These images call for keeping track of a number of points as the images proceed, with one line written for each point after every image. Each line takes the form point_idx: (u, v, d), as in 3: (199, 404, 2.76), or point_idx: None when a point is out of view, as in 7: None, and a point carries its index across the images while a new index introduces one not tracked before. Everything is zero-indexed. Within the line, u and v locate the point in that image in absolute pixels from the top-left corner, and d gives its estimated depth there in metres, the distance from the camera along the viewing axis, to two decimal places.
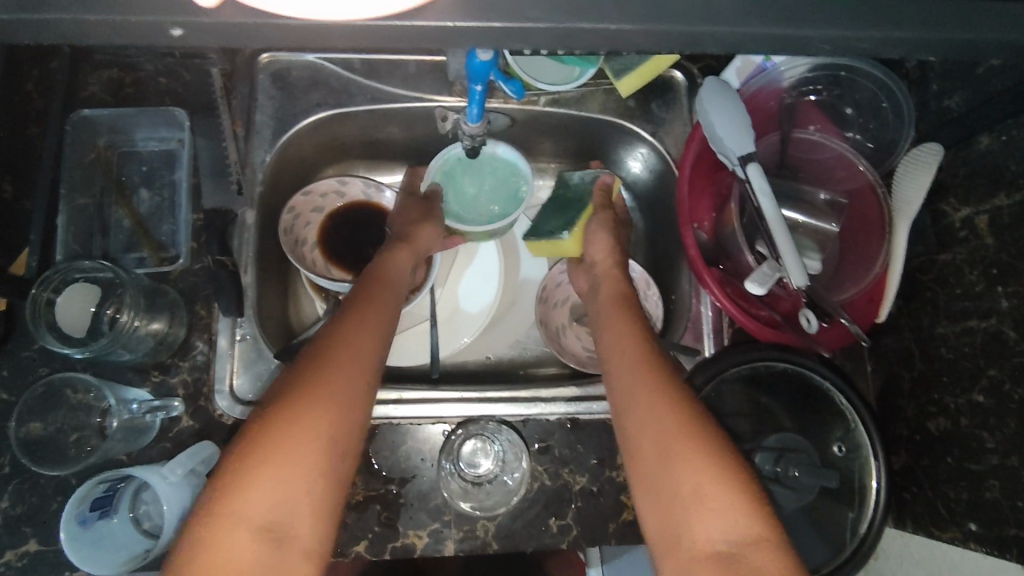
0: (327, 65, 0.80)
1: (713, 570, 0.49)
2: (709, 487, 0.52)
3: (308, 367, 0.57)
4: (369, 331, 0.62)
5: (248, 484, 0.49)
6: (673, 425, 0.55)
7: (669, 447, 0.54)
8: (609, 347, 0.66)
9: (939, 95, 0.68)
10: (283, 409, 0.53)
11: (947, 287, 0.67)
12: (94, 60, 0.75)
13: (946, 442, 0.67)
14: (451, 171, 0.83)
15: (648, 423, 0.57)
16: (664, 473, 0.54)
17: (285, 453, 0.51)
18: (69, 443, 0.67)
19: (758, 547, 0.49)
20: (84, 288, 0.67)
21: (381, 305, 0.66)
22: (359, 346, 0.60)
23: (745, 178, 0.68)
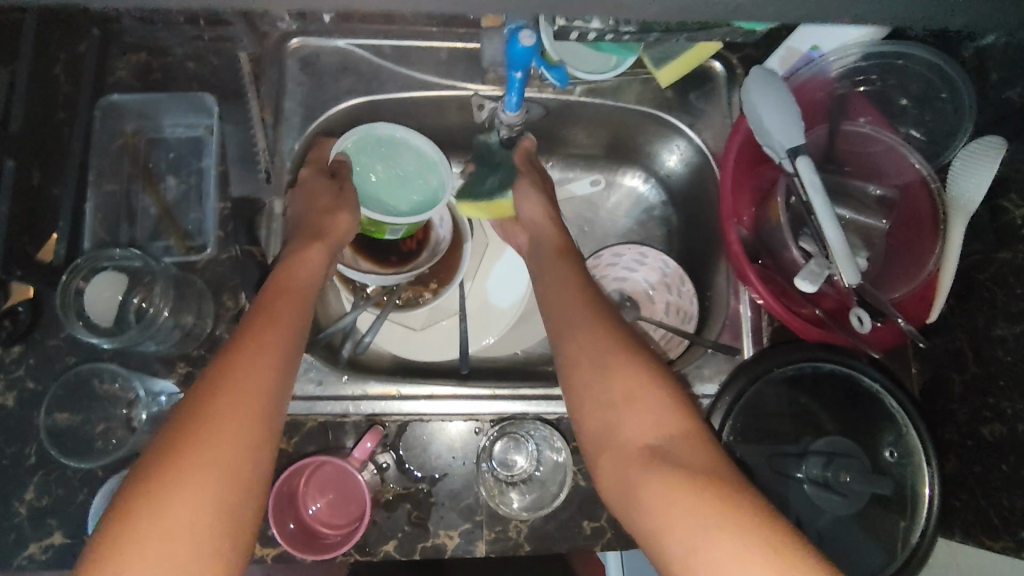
0: (356, 51, 0.78)
1: (646, 464, 0.51)
2: (638, 392, 0.54)
3: (203, 381, 0.53)
4: (273, 327, 0.58)
5: (150, 497, 0.47)
6: (605, 343, 0.58)
7: (602, 360, 0.57)
8: (548, 289, 0.67)
9: (1000, 85, 0.65)
10: (178, 426, 0.50)
11: (1006, 287, 0.64)
12: (122, 44, 0.74)
13: (1001, 449, 0.64)
14: (357, 152, 0.76)
15: (581, 345, 0.59)
16: (596, 384, 0.56)
17: (179, 466, 0.48)
18: (94, 434, 0.66)
19: (684, 441, 0.51)
20: (113, 276, 0.66)
21: (292, 301, 0.61)
22: (264, 345, 0.56)
23: (794, 173, 0.65)
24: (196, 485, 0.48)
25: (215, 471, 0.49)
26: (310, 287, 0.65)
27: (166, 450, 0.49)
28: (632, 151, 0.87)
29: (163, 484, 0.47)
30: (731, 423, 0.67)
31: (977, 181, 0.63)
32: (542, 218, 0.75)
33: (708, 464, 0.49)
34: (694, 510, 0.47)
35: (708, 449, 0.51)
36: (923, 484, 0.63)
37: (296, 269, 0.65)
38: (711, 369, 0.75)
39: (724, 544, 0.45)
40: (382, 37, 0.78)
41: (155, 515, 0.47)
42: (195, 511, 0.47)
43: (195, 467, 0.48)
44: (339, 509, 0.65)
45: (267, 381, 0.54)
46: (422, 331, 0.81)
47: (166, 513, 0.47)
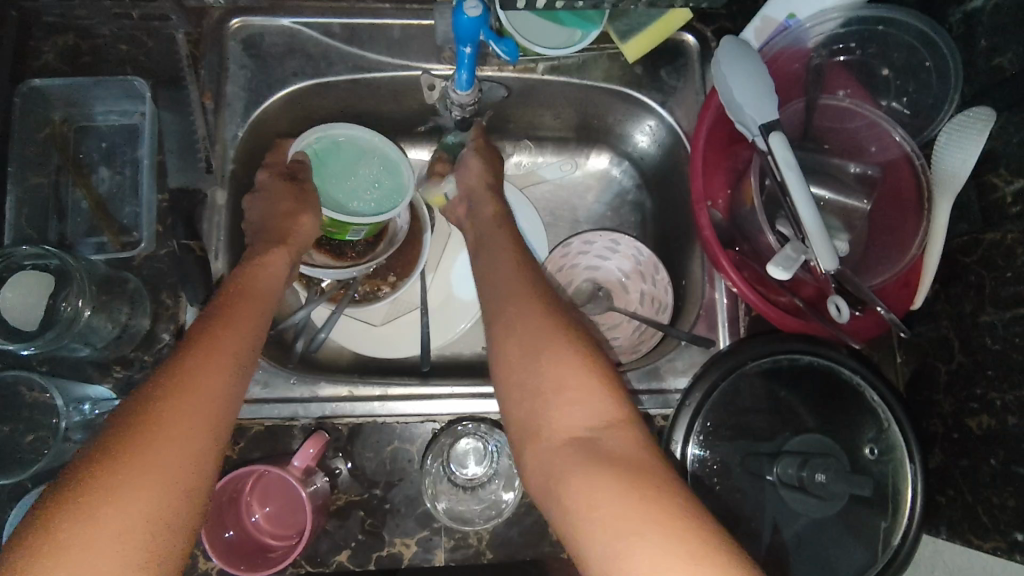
0: (302, 30, 0.72)
1: (571, 453, 0.47)
2: (571, 378, 0.50)
3: (152, 380, 0.48)
4: (230, 330, 0.53)
5: (84, 517, 0.41)
6: (538, 324, 0.54)
7: (535, 343, 0.52)
8: (492, 270, 0.62)
9: (989, 52, 0.60)
10: (116, 438, 0.44)
11: (994, 270, 0.60)
12: (48, 27, 0.69)
13: (989, 443, 0.60)
14: (318, 155, 0.70)
15: (513, 327, 0.54)
16: (527, 369, 0.52)
17: (117, 467, 0.42)
18: (25, 445, 0.61)
19: (618, 432, 0.48)
20: (33, 276, 0.61)
21: (249, 306, 0.56)
22: (219, 348, 0.51)
23: (767, 150, 0.61)
24: (131, 491, 0.42)
25: (156, 478, 0.43)
26: (271, 291, 0.60)
27: (101, 448, 0.44)
28: (603, 132, 0.82)
29: (95, 485, 0.42)
30: (704, 419, 0.62)
31: (964, 155, 0.61)
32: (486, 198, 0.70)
33: (640, 459, 0.46)
34: (622, 505, 0.43)
35: (643, 444, 0.47)
36: (905, 482, 0.60)
37: (259, 271, 0.61)
38: (684, 363, 0.71)
39: (653, 543, 0.41)
40: (329, 14, 0.73)
41: (83, 521, 0.41)
42: (126, 522, 0.41)
43: (137, 470, 0.43)
44: (287, 519, 0.62)
45: (219, 386, 0.49)
46: (382, 327, 0.77)
47: (93, 520, 0.41)
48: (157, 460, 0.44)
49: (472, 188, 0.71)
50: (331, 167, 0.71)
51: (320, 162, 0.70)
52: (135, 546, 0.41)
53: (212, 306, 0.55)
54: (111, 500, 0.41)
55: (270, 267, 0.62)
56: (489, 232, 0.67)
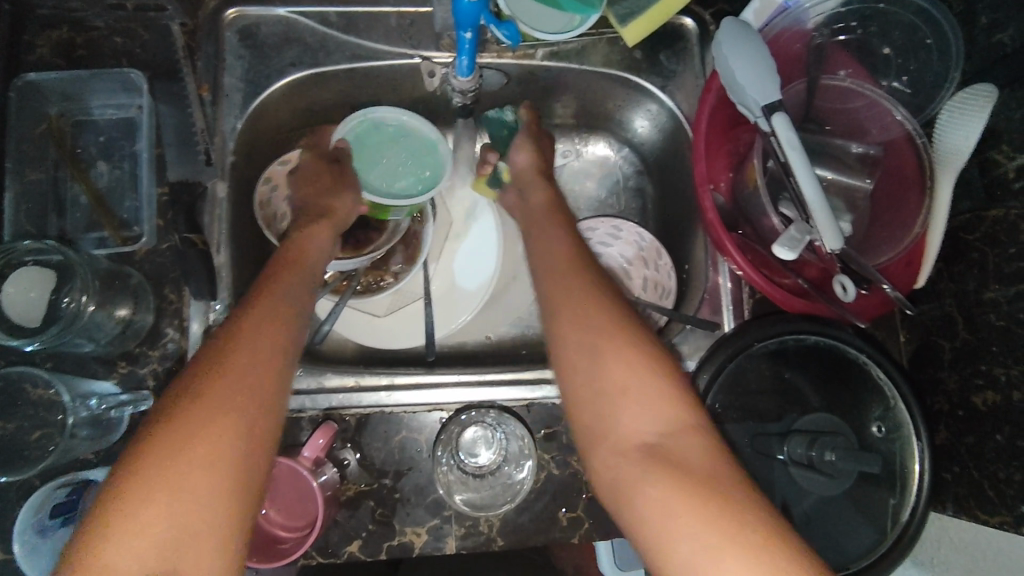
0: (299, 19, 0.72)
1: (640, 461, 0.47)
2: (635, 381, 0.49)
3: (183, 388, 0.45)
4: (266, 330, 0.49)
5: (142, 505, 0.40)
6: (599, 323, 0.52)
7: (596, 344, 0.51)
8: (545, 259, 0.60)
9: (990, 29, 0.60)
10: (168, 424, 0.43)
11: (998, 247, 0.60)
12: (41, 19, 0.68)
13: (994, 419, 0.60)
14: (362, 139, 0.69)
15: (573, 323, 0.53)
16: (589, 370, 0.51)
17: (168, 492, 0.41)
18: (31, 443, 0.61)
19: (684, 436, 0.47)
20: (37, 272, 0.60)
21: (293, 286, 0.55)
22: (264, 329, 0.49)
23: (769, 131, 0.61)
24: (184, 516, 0.41)
25: (209, 500, 0.42)
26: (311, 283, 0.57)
27: (142, 469, 0.41)
28: (604, 118, 0.82)
29: (144, 511, 0.40)
30: (712, 400, 0.62)
31: (966, 134, 0.61)
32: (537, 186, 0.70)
33: (711, 467, 0.46)
34: (694, 515, 0.44)
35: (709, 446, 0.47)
36: (912, 458, 0.60)
37: (294, 261, 0.58)
38: (692, 346, 0.71)
39: (726, 552, 0.42)
40: (326, 3, 0.72)
41: (133, 548, 0.40)
42: (180, 547, 0.41)
43: (189, 494, 0.41)
44: (293, 509, 0.61)
45: (268, 372, 0.48)
46: (386, 319, 0.76)
47: (145, 545, 0.40)
48: (208, 485, 0.42)
49: (523, 175, 0.71)
50: (370, 149, 0.69)
51: (364, 146, 0.69)
52: (196, 569, 0.41)
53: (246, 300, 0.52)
54: (166, 526, 0.40)
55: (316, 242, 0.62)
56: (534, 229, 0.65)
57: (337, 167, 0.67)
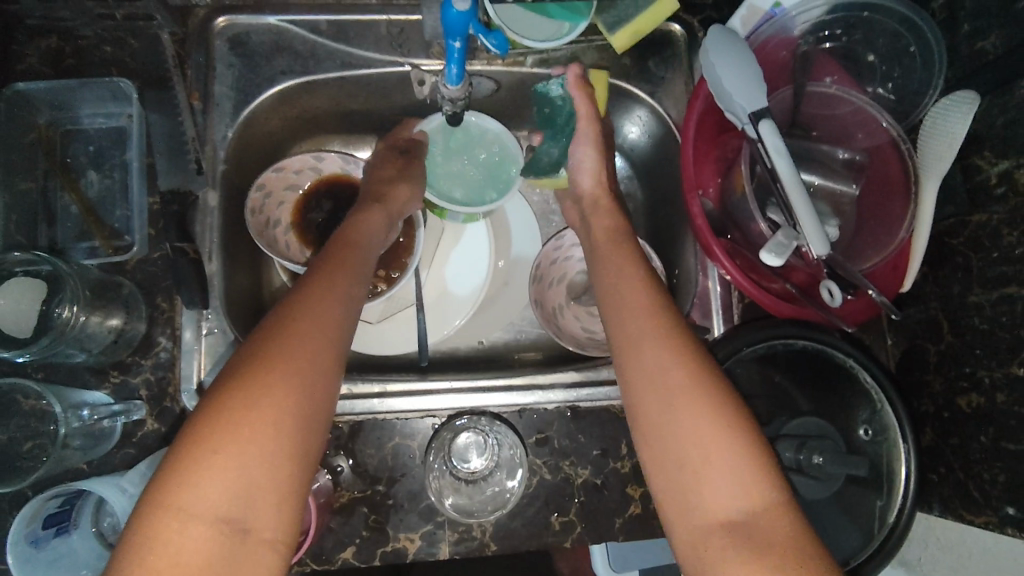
0: (289, 27, 0.72)
1: (724, 540, 0.47)
2: (712, 452, 0.49)
3: (257, 352, 0.49)
4: (329, 309, 0.54)
5: (204, 481, 0.43)
6: (678, 380, 0.52)
7: (672, 402, 0.52)
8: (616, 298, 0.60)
9: (971, 36, 0.61)
10: (231, 404, 0.46)
11: (981, 251, 0.61)
12: (28, 28, 0.68)
13: (979, 421, 0.62)
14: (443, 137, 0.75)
15: (647, 366, 0.54)
16: (665, 427, 0.52)
17: (240, 449, 0.45)
18: (22, 453, 0.61)
19: (746, 474, 0.48)
20: (27, 283, 0.60)
21: (345, 288, 0.57)
22: (316, 333, 0.51)
23: (757, 138, 0.61)
24: (250, 476, 0.44)
25: (273, 464, 0.45)
26: (363, 266, 0.61)
27: (217, 420, 0.45)
28: None
29: (215, 461, 0.44)
30: None
31: (950, 139, 0.62)
32: (592, 185, 0.74)
33: (791, 546, 0.46)
34: None
35: (769, 485, 0.48)
36: (899, 461, 0.61)
37: (345, 247, 0.62)
38: None
39: None
40: (316, 11, 0.72)
41: (202, 493, 0.43)
42: (243, 502, 0.44)
43: (257, 455, 0.45)
44: None
45: (321, 385, 0.50)
46: (378, 325, 0.76)
47: (214, 495, 0.43)
48: (273, 449, 0.46)
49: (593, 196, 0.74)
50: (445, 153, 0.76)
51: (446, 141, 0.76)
52: (256, 530, 0.44)
53: (309, 278, 0.57)
54: (233, 480, 0.44)
55: (370, 228, 0.66)
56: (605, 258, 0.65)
57: (404, 156, 0.73)
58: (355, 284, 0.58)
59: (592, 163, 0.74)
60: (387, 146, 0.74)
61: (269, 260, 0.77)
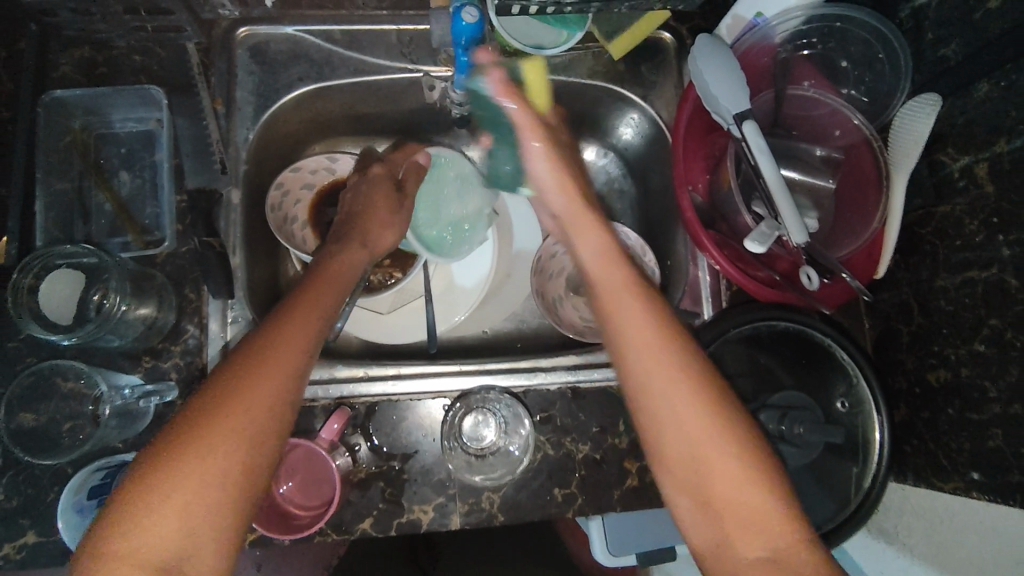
0: (306, 37, 0.77)
1: None
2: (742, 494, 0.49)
3: (209, 395, 0.48)
4: (290, 348, 0.52)
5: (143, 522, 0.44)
6: (700, 418, 0.51)
7: (694, 442, 0.51)
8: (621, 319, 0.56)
9: (935, 43, 0.67)
10: (179, 439, 0.46)
11: (947, 239, 0.66)
12: (64, 38, 0.72)
13: (947, 394, 0.67)
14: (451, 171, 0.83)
15: (667, 400, 0.51)
16: (692, 470, 0.50)
17: (186, 501, 0.44)
18: (64, 431, 0.66)
19: (744, 494, 0.49)
20: (68, 273, 0.64)
21: (314, 311, 0.56)
22: (275, 361, 0.51)
23: (741, 137, 0.67)
24: (196, 511, 0.45)
25: (218, 514, 0.45)
26: (333, 298, 0.60)
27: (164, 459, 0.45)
28: (591, 126, 0.87)
29: (156, 512, 0.44)
30: None
31: (917, 136, 0.66)
32: (555, 178, 0.70)
33: None
34: None
35: (771, 506, 0.49)
36: (873, 431, 0.66)
37: (318, 279, 0.61)
38: None
39: None
40: (330, 21, 0.77)
41: (141, 545, 0.43)
42: (186, 553, 0.44)
43: (204, 506, 0.45)
44: (311, 490, 0.67)
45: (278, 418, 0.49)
46: (390, 315, 0.81)
47: (161, 531, 0.44)
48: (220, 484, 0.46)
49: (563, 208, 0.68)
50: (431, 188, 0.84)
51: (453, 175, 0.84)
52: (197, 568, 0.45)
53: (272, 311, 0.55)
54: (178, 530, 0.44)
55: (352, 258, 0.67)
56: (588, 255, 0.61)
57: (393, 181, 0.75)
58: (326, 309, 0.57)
59: (541, 150, 0.71)
60: (384, 168, 0.76)
61: (287, 254, 0.82)
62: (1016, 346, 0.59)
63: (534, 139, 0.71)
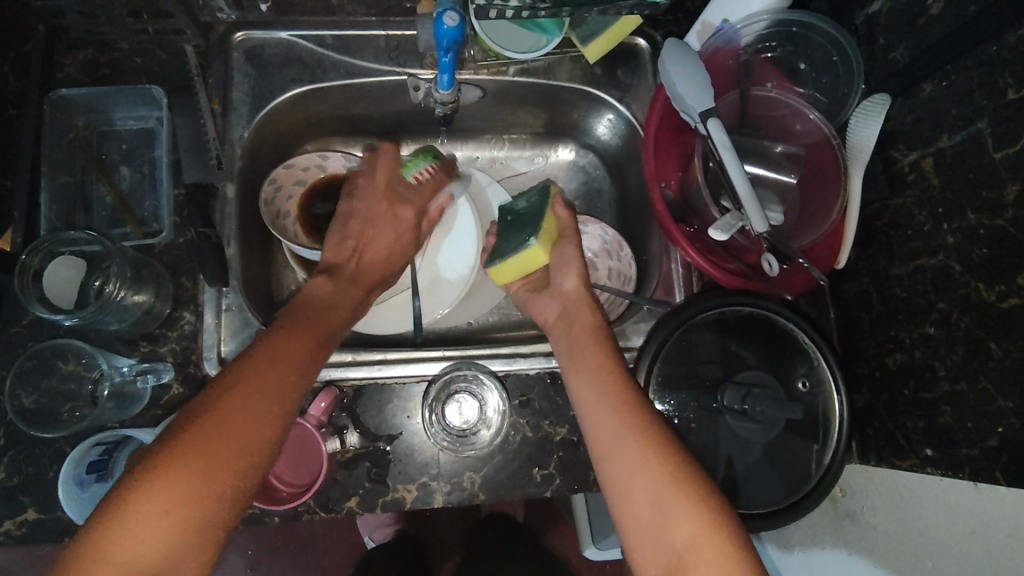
0: (299, 41, 0.81)
1: None
2: (697, 528, 0.55)
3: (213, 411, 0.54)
4: (282, 381, 0.59)
5: (127, 533, 0.48)
6: (662, 459, 0.58)
7: (659, 481, 0.58)
8: (597, 379, 0.65)
9: (886, 47, 0.72)
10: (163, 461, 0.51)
11: (899, 230, 0.71)
12: (69, 41, 0.77)
13: (903, 376, 0.71)
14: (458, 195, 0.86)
15: (636, 444, 0.60)
16: (654, 505, 0.57)
17: (186, 504, 0.50)
18: (63, 413, 0.70)
19: (695, 525, 0.55)
20: (71, 261, 0.69)
21: (297, 349, 0.62)
22: (257, 398, 0.56)
23: (706, 134, 0.71)
24: (174, 529, 0.50)
25: (196, 536, 0.51)
26: (326, 332, 0.66)
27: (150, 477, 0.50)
28: (570, 128, 0.92)
29: (138, 527, 0.49)
30: (659, 370, 0.73)
31: (868, 133, 0.72)
32: (574, 279, 0.74)
33: None
34: None
35: (726, 540, 0.55)
36: (833, 408, 0.70)
37: (313, 312, 0.67)
38: (646, 325, 0.82)
39: None
40: (322, 26, 0.81)
41: (127, 543, 0.48)
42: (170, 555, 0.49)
43: (192, 517, 0.51)
44: (299, 469, 0.70)
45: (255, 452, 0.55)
46: (377, 306, 0.85)
47: (142, 544, 0.49)
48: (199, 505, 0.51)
49: (570, 297, 0.74)
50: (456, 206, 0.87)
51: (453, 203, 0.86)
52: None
53: (264, 339, 0.61)
54: (168, 527, 0.49)
55: (334, 294, 0.70)
56: (580, 329, 0.71)
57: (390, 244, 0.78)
58: (310, 350, 0.63)
59: (571, 254, 0.74)
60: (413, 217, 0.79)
61: (280, 248, 0.85)
62: (961, 327, 0.63)
63: (566, 246, 0.74)
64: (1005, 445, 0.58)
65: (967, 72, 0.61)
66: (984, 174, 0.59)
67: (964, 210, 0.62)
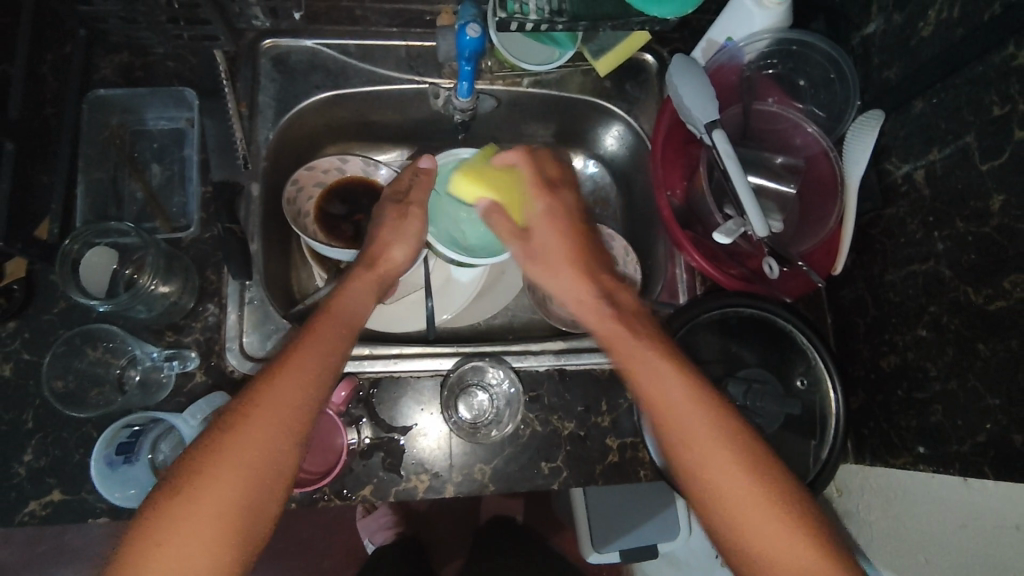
0: (324, 49, 0.85)
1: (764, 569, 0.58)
2: (745, 498, 0.60)
3: (222, 423, 0.57)
4: (300, 376, 0.61)
5: (171, 525, 0.53)
6: (713, 435, 0.62)
7: (710, 457, 0.61)
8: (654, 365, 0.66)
9: (881, 67, 0.76)
10: (195, 462, 0.55)
11: (892, 238, 0.75)
12: (107, 44, 0.80)
13: (897, 377, 0.74)
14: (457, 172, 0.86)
15: (697, 426, 0.62)
16: (707, 479, 0.61)
17: (217, 496, 0.54)
18: (91, 397, 0.73)
19: (742, 493, 0.60)
20: (104, 250, 0.72)
21: (317, 344, 0.64)
22: (274, 396, 0.59)
23: (711, 144, 0.75)
24: (209, 522, 0.54)
25: (233, 522, 0.55)
26: (345, 338, 0.67)
27: (187, 475, 0.55)
28: (581, 138, 0.96)
29: (180, 518, 0.53)
30: None
31: (862, 146, 0.76)
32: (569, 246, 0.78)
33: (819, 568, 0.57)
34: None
35: (778, 508, 0.59)
36: (830, 405, 0.74)
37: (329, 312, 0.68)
38: None
39: None
40: (346, 36, 0.85)
41: (171, 533, 0.53)
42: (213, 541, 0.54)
43: (226, 508, 0.55)
44: (316, 457, 0.74)
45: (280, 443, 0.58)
46: (391, 305, 0.88)
47: (184, 534, 0.53)
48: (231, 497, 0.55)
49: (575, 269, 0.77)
50: None
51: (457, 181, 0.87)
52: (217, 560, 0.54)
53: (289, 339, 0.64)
54: (205, 517, 0.54)
55: (354, 295, 0.71)
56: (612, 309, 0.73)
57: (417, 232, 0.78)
58: (332, 344, 0.65)
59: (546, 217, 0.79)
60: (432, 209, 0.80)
61: (299, 246, 0.89)
62: (951, 329, 0.66)
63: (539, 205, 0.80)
64: (992, 440, 0.61)
65: (955, 90, 0.65)
66: (971, 184, 0.63)
67: (953, 218, 0.66)
